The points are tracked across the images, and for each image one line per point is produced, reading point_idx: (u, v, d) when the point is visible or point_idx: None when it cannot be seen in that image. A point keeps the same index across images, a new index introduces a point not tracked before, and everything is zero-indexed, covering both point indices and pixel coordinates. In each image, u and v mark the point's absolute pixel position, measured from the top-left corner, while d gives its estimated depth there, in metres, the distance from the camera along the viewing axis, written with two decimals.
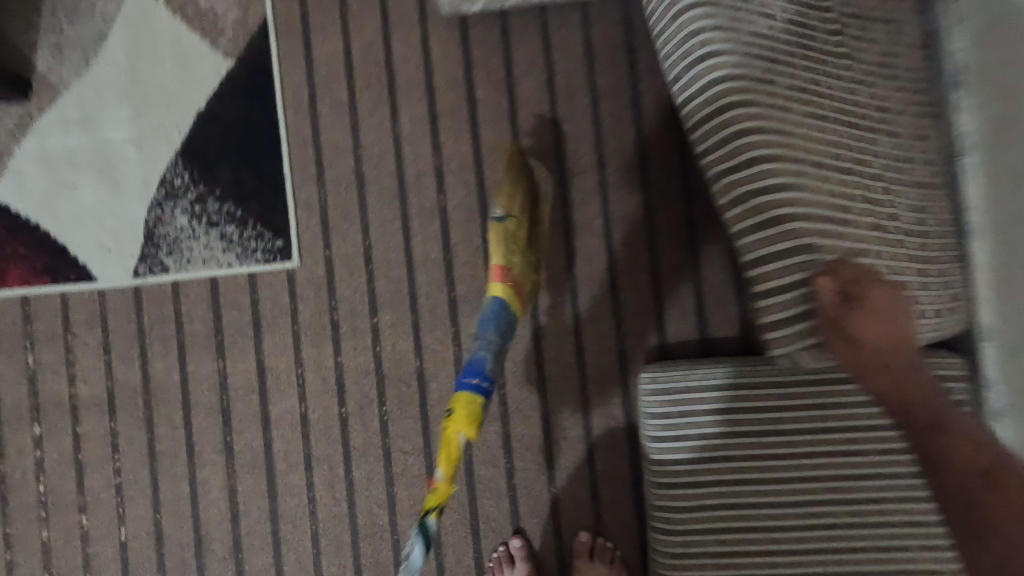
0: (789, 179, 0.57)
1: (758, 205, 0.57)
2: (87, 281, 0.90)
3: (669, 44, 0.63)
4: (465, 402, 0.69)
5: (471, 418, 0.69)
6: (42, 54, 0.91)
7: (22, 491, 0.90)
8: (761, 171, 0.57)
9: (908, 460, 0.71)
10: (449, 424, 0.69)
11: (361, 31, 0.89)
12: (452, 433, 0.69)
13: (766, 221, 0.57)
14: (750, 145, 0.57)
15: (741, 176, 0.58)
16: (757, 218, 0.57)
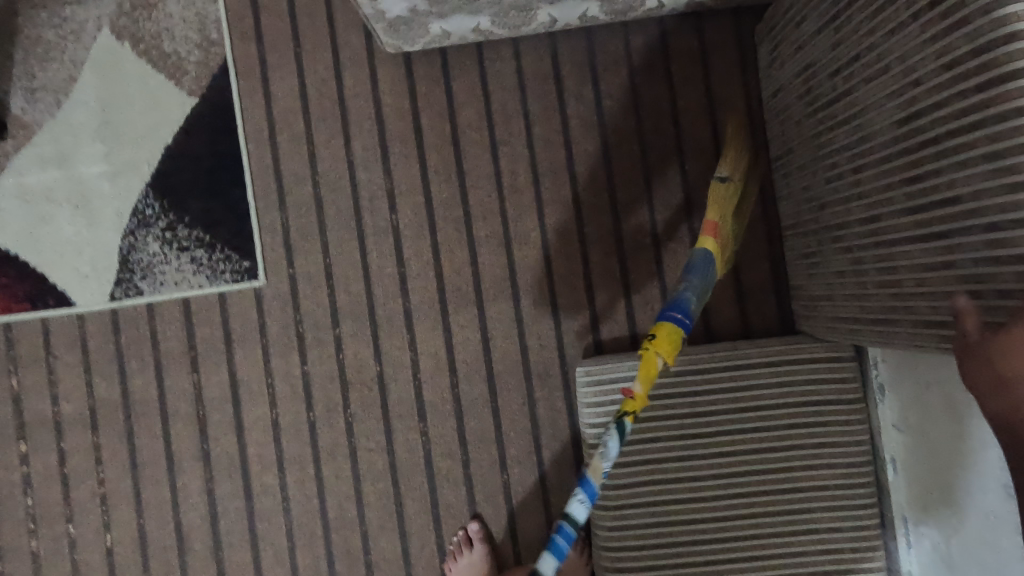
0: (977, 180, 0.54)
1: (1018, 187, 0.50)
2: (67, 306, 0.97)
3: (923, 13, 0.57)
4: (667, 330, 0.72)
5: (671, 345, 0.71)
6: (15, 97, 0.98)
7: (11, 505, 0.97)
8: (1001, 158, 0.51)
9: (788, 433, 0.89)
10: (651, 346, 0.71)
11: (314, 69, 0.98)
12: (652, 356, 0.70)
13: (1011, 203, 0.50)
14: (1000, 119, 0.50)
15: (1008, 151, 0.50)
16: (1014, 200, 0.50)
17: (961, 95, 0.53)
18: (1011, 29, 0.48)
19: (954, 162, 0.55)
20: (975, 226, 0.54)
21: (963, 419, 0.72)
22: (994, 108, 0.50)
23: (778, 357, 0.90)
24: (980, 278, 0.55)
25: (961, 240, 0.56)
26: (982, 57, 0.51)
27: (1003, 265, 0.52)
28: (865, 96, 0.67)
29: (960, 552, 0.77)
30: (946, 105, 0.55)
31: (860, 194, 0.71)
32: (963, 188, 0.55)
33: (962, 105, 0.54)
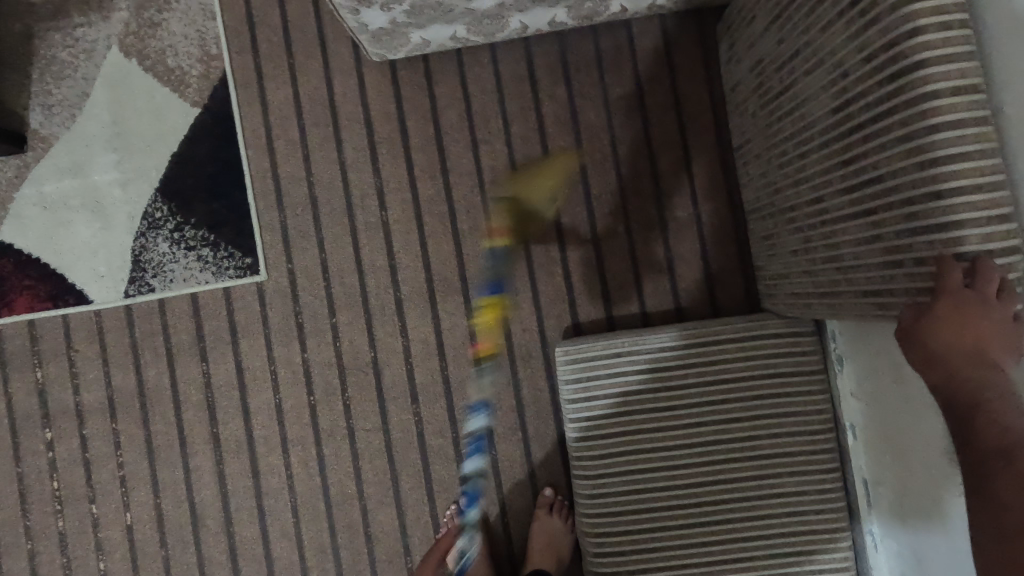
0: (903, 163, 0.60)
1: (938, 161, 0.56)
2: (85, 304, 1.05)
3: (850, 13, 0.63)
4: None
5: None
6: (33, 113, 1.06)
7: (38, 488, 1.05)
8: (929, 139, 0.56)
9: (756, 404, 0.94)
10: None
11: (307, 78, 1.06)
12: None
13: (931, 176, 0.57)
14: (919, 109, 0.57)
15: (925, 133, 0.57)
16: (938, 166, 0.56)
17: (879, 84, 0.61)
18: (914, 25, 0.56)
19: (877, 143, 0.62)
20: (904, 204, 0.60)
21: (905, 380, 0.78)
22: (905, 94, 0.58)
23: (745, 333, 0.96)
24: (901, 248, 0.62)
25: (884, 214, 0.63)
26: (893, 50, 0.58)
27: (919, 234, 0.59)
28: (804, 88, 0.74)
29: (914, 504, 0.82)
30: (872, 94, 0.62)
31: (807, 179, 0.77)
32: (892, 170, 0.61)
33: (883, 94, 0.60)
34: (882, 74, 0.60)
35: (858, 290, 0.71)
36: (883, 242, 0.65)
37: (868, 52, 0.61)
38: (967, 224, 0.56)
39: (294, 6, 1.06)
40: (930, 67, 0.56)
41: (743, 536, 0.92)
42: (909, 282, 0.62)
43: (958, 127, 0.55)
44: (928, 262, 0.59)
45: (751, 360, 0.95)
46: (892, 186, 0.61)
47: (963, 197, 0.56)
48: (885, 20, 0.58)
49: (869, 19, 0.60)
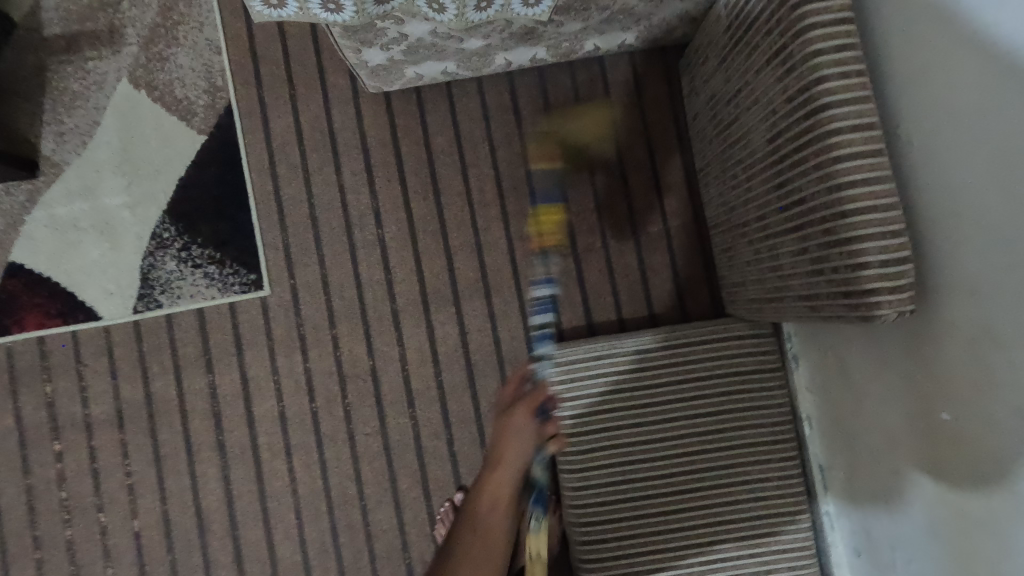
0: (819, 187, 0.71)
1: (841, 187, 0.68)
2: (94, 320, 1.11)
3: (775, 62, 0.76)
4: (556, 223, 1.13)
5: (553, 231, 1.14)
6: (45, 140, 1.13)
7: (46, 498, 1.09)
8: (835, 168, 0.68)
9: (726, 400, 1.04)
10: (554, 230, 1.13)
11: (307, 107, 1.14)
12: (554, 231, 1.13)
13: (837, 199, 0.69)
14: (827, 143, 0.69)
15: (832, 162, 0.69)
16: (841, 191, 0.68)
17: (798, 121, 0.73)
18: (820, 74, 0.69)
19: (800, 170, 0.74)
20: (823, 222, 0.72)
21: (850, 373, 0.89)
22: (816, 131, 0.70)
23: (710, 335, 1.06)
24: (822, 258, 0.74)
25: (809, 229, 0.75)
26: (806, 93, 0.70)
27: (833, 247, 0.71)
28: (747, 121, 0.86)
29: (860, 482, 0.93)
30: (795, 130, 0.74)
31: (755, 201, 0.89)
32: (812, 193, 0.73)
33: (801, 129, 0.72)
34: (800, 113, 0.72)
35: (797, 295, 0.83)
36: (810, 253, 0.76)
37: (790, 95, 0.74)
38: (867, 239, 0.67)
39: (295, 42, 1.15)
40: (834, 108, 0.68)
41: (712, 519, 1.02)
42: (829, 287, 0.74)
43: (859, 156, 0.67)
44: (840, 271, 0.71)
45: (722, 361, 1.05)
46: (813, 207, 0.73)
47: (865, 215, 0.67)
48: (800, 69, 0.71)
49: (789, 69, 0.73)
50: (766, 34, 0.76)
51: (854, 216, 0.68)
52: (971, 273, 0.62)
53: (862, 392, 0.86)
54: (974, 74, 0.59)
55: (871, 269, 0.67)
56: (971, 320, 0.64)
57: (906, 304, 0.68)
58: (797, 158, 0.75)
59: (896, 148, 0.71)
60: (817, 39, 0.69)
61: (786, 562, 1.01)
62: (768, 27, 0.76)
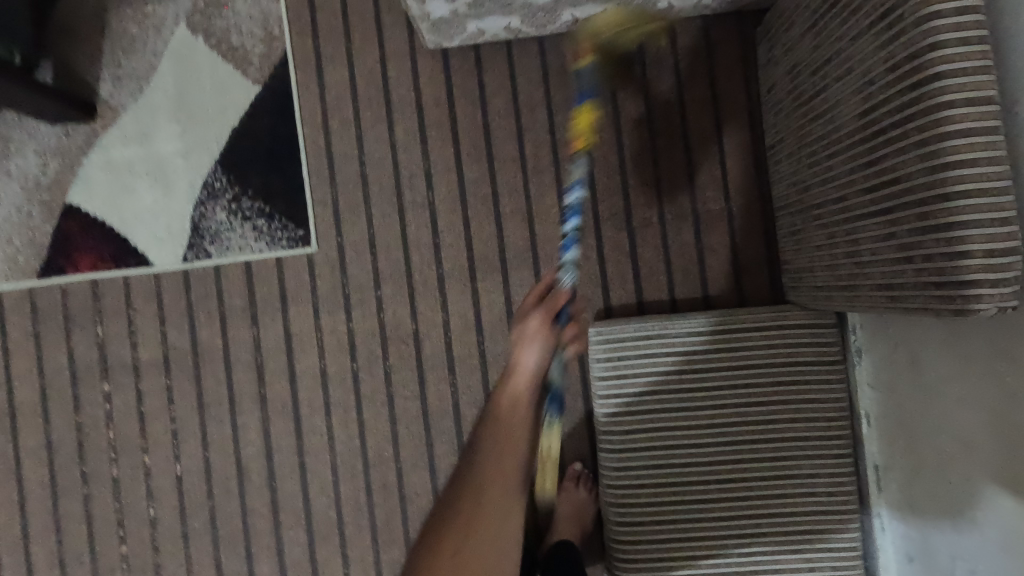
0: (920, 165, 0.65)
1: (947, 167, 0.62)
2: (146, 266, 1.12)
3: (881, 25, 0.69)
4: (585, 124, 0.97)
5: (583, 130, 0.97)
6: (103, 84, 1.12)
7: (95, 436, 1.12)
8: (942, 145, 0.62)
9: (781, 390, 0.99)
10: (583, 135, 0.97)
11: (364, 61, 1.11)
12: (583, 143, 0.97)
13: (940, 180, 0.63)
14: (935, 117, 0.63)
15: (940, 139, 0.62)
16: (947, 171, 0.62)
17: (901, 93, 0.67)
18: (935, 39, 0.62)
19: (897, 146, 0.68)
20: (918, 204, 0.66)
21: (921, 372, 0.84)
22: (923, 103, 0.64)
23: (767, 321, 1.01)
24: (912, 244, 0.68)
25: (899, 212, 0.69)
26: (915, 60, 0.64)
27: (928, 232, 0.65)
28: (835, 93, 0.80)
29: (921, 487, 0.88)
30: (896, 102, 0.68)
31: (834, 180, 0.83)
32: (910, 172, 0.67)
33: (904, 101, 0.66)
34: (904, 83, 0.66)
35: (874, 283, 0.77)
36: (898, 238, 0.71)
37: (895, 63, 0.67)
38: (971, 227, 0.61)
39: None
40: (949, 78, 0.61)
41: (756, 511, 0.99)
42: (918, 277, 0.68)
43: (973, 131, 0.61)
44: (934, 259, 0.65)
45: (782, 350, 1.00)
46: (909, 187, 0.67)
47: (972, 199, 0.61)
48: (911, 33, 0.64)
49: (897, 33, 0.66)
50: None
51: (958, 200, 0.62)
52: None
53: (934, 393, 0.81)
54: None
55: (973, 259, 0.61)
56: None
57: (1008, 300, 0.62)
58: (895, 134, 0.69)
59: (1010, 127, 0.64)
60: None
61: (830, 560, 0.98)
62: None
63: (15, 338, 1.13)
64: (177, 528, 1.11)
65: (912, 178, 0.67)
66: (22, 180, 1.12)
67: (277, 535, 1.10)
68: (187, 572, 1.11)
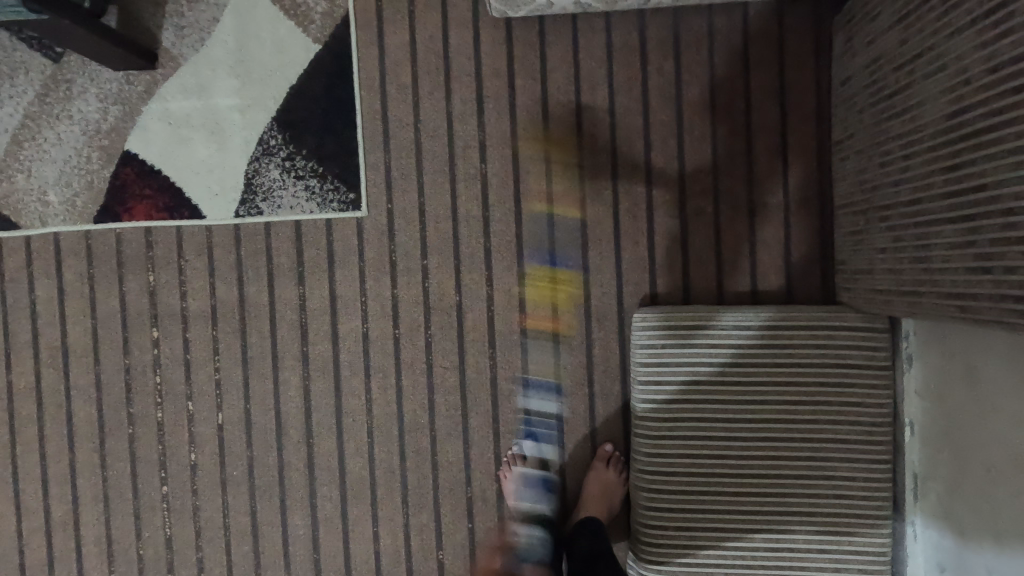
0: (1012, 172, 0.62)
1: None
2: (198, 219, 1.13)
3: (986, 23, 0.65)
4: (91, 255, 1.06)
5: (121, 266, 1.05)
6: (165, 33, 1.13)
7: (142, 379, 1.15)
8: None
9: (825, 390, 0.98)
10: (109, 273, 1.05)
11: (425, 27, 1.10)
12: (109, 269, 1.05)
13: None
14: None
15: None
16: None
17: (1000, 95, 0.63)
18: None
19: (988, 150, 0.66)
20: (1005, 213, 0.64)
21: (977, 386, 0.82)
22: (1023, 108, 0.61)
23: (817, 321, 0.99)
24: (992, 255, 0.66)
25: (982, 220, 0.67)
26: (1020, 62, 0.61)
27: (1013, 244, 0.63)
28: (921, 90, 0.77)
29: (962, 499, 0.87)
30: (994, 105, 0.64)
31: (908, 181, 0.81)
32: (1001, 179, 0.64)
33: (1003, 104, 0.63)
34: (1004, 86, 0.63)
35: (942, 290, 0.75)
36: (977, 247, 0.68)
37: (997, 65, 0.64)
38: None
39: None
40: None
41: (786, 507, 0.99)
42: (996, 289, 0.66)
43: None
44: (1016, 271, 0.63)
45: (830, 351, 0.98)
46: (997, 195, 0.65)
47: None
48: (1017, 32, 0.61)
49: (1004, 31, 0.62)
50: None
51: None
52: None
53: (990, 409, 0.79)
54: None
55: None
56: None
57: None
58: (986, 138, 0.66)
59: None
60: None
61: (857, 563, 0.98)
62: None
63: (70, 280, 1.16)
64: (215, 475, 1.15)
65: (1002, 186, 0.64)
66: (82, 124, 1.14)
67: (311, 490, 1.13)
68: (223, 518, 1.15)
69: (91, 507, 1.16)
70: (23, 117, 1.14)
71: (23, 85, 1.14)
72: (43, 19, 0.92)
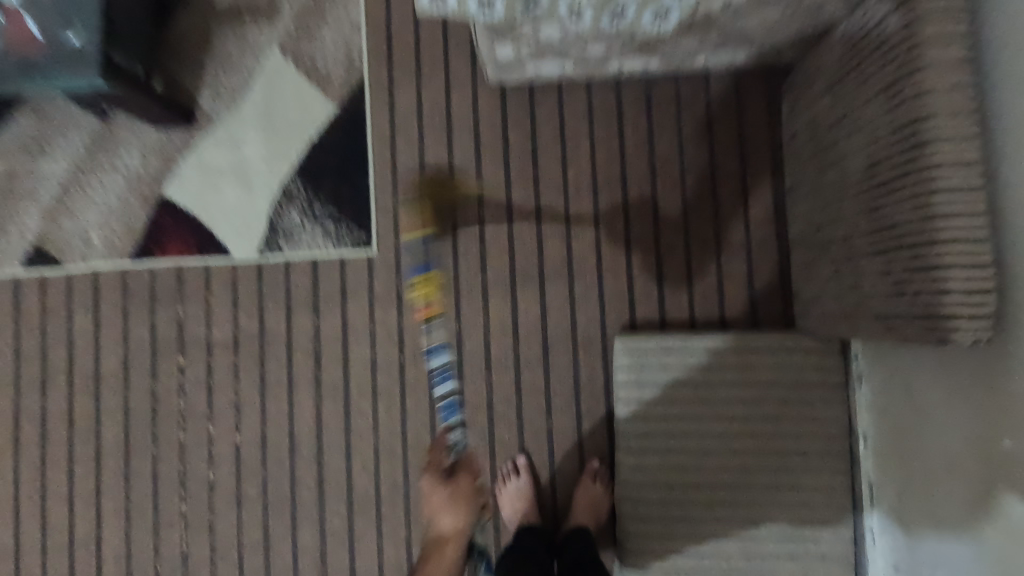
0: (914, 214, 0.77)
1: (934, 219, 0.74)
2: (225, 256, 1.27)
3: (886, 96, 0.81)
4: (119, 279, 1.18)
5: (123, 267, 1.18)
6: (203, 95, 1.29)
7: (167, 402, 1.26)
8: (932, 200, 0.74)
9: (785, 406, 1.10)
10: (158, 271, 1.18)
11: (431, 90, 1.26)
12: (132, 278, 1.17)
13: (927, 230, 0.75)
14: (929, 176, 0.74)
15: (932, 194, 0.74)
16: (934, 222, 0.74)
17: (900, 152, 0.79)
18: (928, 111, 0.74)
19: (895, 196, 0.81)
20: (911, 246, 0.78)
21: (914, 397, 0.94)
22: (917, 163, 0.76)
23: (777, 345, 1.11)
24: (904, 281, 0.80)
25: (895, 253, 0.81)
26: (912, 127, 0.76)
27: (918, 271, 0.77)
28: (846, 147, 0.92)
29: (909, 502, 0.97)
30: (897, 160, 0.80)
31: (841, 221, 0.95)
32: (905, 219, 0.79)
33: (903, 159, 0.78)
34: (903, 145, 0.78)
35: (871, 312, 0.89)
36: (892, 275, 0.82)
37: (896, 130, 0.80)
38: (958, 273, 0.73)
39: (428, 30, 1.27)
40: (938, 144, 0.74)
41: (755, 514, 1.09)
42: (909, 309, 0.80)
43: (956, 192, 0.73)
44: (922, 294, 0.77)
45: (789, 371, 1.10)
46: (904, 232, 0.79)
47: (954, 245, 0.73)
48: (909, 104, 0.77)
49: (900, 103, 0.78)
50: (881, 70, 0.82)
51: (948, 246, 0.73)
52: None
53: (925, 417, 0.91)
54: None
55: (952, 295, 0.73)
56: None
57: (981, 332, 0.73)
58: (893, 186, 0.81)
59: (991, 186, 0.75)
60: (931, 78, 0.74)
61: (821, 565, 1.07)
62: (882, 61, 0.82)
63: (106, 312, 1.27)
64: (231, 492, 1.24)
65: (907, 224, 0.79)
66: (125, 173, 1.28)
67: (320, 506, 1.22)
68: (237, 533, 1.23)
69: (112, 524, 1.24)
70: (73, 167, 1.29)
71: (74, 139, 1.29)
72: (116, 90, 1.08)
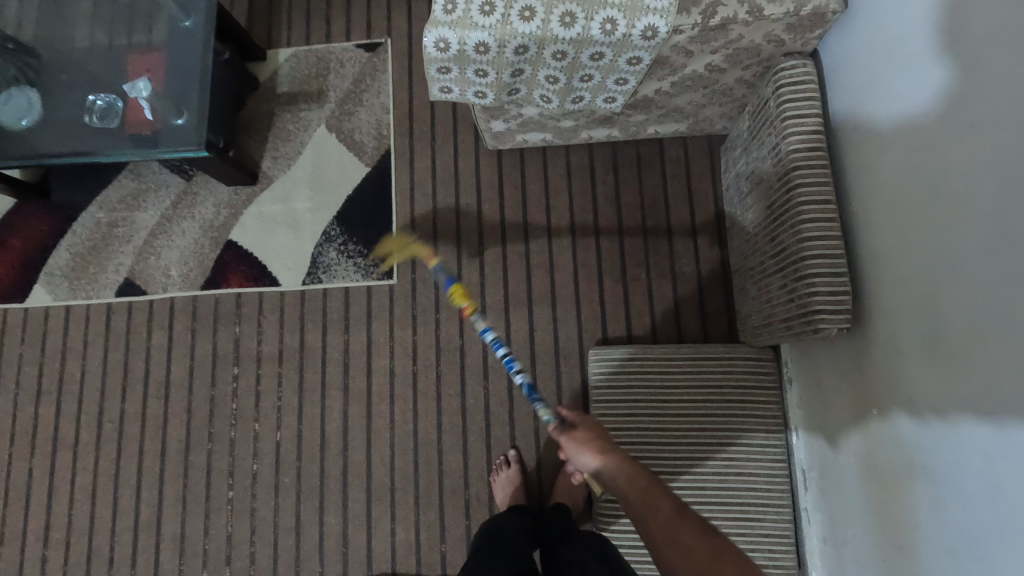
0: (793, 238, 1.04)
1: (803, 240, 1.01)
2: (275, 286, 1.57)
3: (772, 154, 1.11)
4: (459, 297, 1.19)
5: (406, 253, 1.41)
6: (265, 161, 1.64)
7: (223, 405, 1.53)
8: (801, 227, 1.02)
9: (733, 404, 1.31)
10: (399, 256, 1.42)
11: (442, 155, 1.59)
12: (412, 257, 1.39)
13: (800, 249, 1.02)
14: (798, 210, 1.02)
15: (801, 222, 1.02)
16: (803, 243, 1.01)
17: (782, 194, 1.08)
18: (795, 164, 1.04)
19: (782, 226, 1.08)
20: (793, 262, 1.05)
21: (822, 389, 1.16)
22: (791, 201, 1.04)
23: (723, 354, 1.34)
24: (792, 289, 1.06)
25: (786, 269, 1.08)
26: (787, 175, 1.05)
27: (798, 279, 1.03)
28: (755, 194, 1.21)
29: (828, 479, 1.17)
30: (781, 200, 1.08)
31: (756, 251, 1.23)
32: (789, 243, 1.06)
33: (783, 199, 1.07)
34: (783, 188, 1.07)
35: (778, 317, 1.14)
36: (786, 286, 1.08)
37: (779, 178, 1.08)
38: (822, 278, 0.98)
39: (441, 110, 1.62)
40: (802, 186, 1.02)
41: (709, 498, 1.27)
42: (796, 310, 1.05)
43: (817, 222, 1.00)
44: (802, 296, 1.02)
45: (734, 375, 1.32)
46: (789, 252, 1.06)
47: (818, 258, 0.99)
48: (784, 159, 1.06)
49: (779, 159, 1.08)
50: (768, 137, 1.12)
51: (814, 259, 1.00)
52: (885, 306, 0.92)
53: (830, 404, 1.13)
54: (891, 169, 0.90)
55: (819, 294, 0.98)
56: (885, 336, 0.92)
57: (843, 322, 0.98)
58: (781, 220, 1.09)
59: (847, 217, 1.02)
60: (795, 141, 1.04)
61: (766, 543, 1.25)
62: (768, 130, 1.12)
63: (178, 331, 1.57)
64: (270, 482, 1.48)
65: (790, 247, 1.06)
66: (201, 221, 1.62)
67: (344, 493, 1.45)
68: (274, 517, 1.46)
69: (171, 509, 1.48)
70: (161, 216, 1.63)
71: (163, 195, 1.64)
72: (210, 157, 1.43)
